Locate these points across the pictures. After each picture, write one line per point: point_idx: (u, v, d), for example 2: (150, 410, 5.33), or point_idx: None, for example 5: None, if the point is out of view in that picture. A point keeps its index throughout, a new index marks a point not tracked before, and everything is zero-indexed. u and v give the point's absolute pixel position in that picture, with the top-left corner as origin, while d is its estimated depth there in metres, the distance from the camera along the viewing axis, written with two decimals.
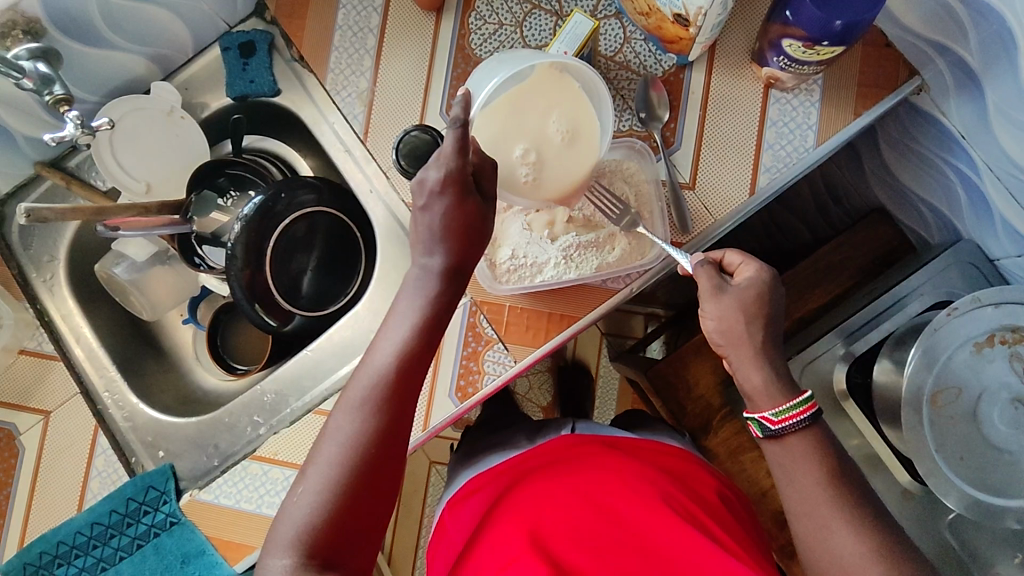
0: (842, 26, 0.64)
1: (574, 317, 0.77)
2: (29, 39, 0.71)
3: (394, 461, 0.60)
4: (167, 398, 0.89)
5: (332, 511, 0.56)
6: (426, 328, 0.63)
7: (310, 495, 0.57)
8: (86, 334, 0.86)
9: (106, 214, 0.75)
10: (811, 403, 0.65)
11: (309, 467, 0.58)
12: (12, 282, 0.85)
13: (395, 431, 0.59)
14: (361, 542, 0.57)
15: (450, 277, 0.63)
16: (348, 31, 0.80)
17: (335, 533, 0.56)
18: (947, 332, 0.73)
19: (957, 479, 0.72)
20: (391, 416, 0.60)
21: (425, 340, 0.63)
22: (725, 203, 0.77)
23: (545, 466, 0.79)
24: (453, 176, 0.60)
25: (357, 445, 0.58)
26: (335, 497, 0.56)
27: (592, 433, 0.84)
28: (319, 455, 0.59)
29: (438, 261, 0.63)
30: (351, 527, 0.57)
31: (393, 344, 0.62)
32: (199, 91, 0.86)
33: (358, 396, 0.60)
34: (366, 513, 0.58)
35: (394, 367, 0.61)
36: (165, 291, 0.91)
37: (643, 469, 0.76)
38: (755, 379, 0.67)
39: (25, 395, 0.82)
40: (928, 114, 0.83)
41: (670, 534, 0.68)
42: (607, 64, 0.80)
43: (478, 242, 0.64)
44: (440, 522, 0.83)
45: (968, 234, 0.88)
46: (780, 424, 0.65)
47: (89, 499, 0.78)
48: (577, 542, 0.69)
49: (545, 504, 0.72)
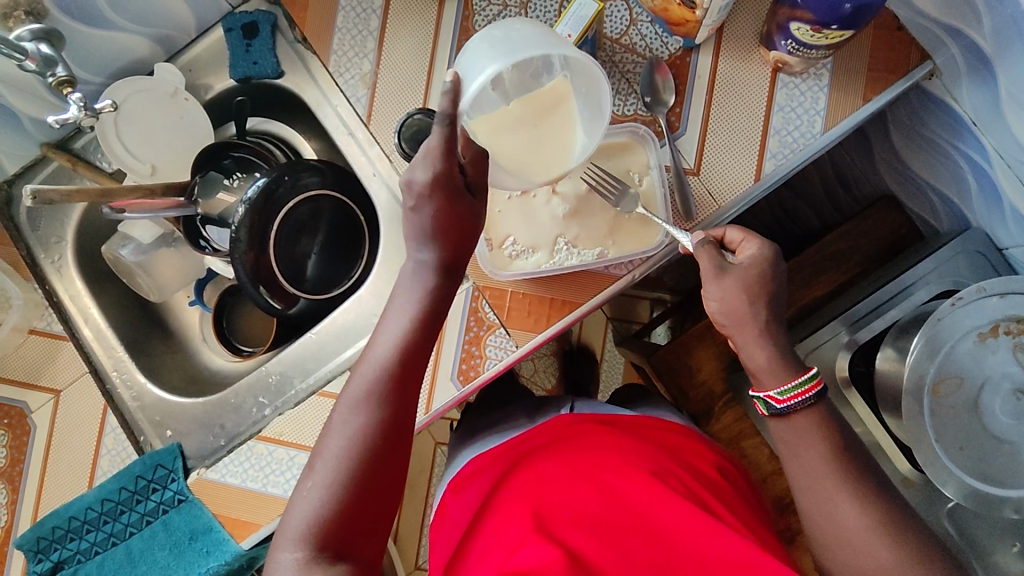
0: (851, 9, 0.62)
1: (576, 304, 0.77)
2: (31, 20, 0.70)
3: (400, 453, 0.60)
4: (175, 379, 0.90)
5: (341, 503, 0.57)
6: (426, 320, 0.63)
7: (317, 491, 0.57)
8: (94, 316, 0.87)
9: (112, 196, 0.76)
10: (815, 382, 0.65)
11: (315, 462, 0.59)
12: (20, 262, 0.86)
13: (398, 422, 0.60)
14: (370, 531, 0.58)
15: (445, 272, 0.64)
16: (350, 12, 0.79)
17: (345, 523, 0.56)
18: (949, 322, 0.72)
19: (957, 467, 0.72)
20: (396, 405, 0.60)
21: (424, 332, 0.64)
22: (729, 189, 0.77)
23: (540, 449, 0.79)
24: (441, 180, 0.59)
25: (363, 439, 0.58)
26: (343, 490, 0.57)
27: (589, 414, 0.85)
28: (324, 449, 0.59)
29: (431, 254, 0.63)
30: (359, 520, 0.57)
31: (393, 336, 0.63)
32: (202, 73, 0.85)
33: (362, 390, 0.60)
34: (375, 505, 0.58)
35: (394, 360, 0.62)
36: (171, 273, 0.91)
37: (640, 447, 0.77)
38: (760, 358, 0.66)
39: (34, 373, 0.83)
40: (939, 100, 0.81)
41: (667, 511, 0.68)
42: (612, 47, 0.79)
43: (476, 229, 0.64)
44: (442, 506, 0.85)
45: (977, 222, 0.87)
46: (786, 403, 0.65)
47: (99, 476, 0.80)
48: (579, 523, 0.69)
49: (545, 487, 0.72)
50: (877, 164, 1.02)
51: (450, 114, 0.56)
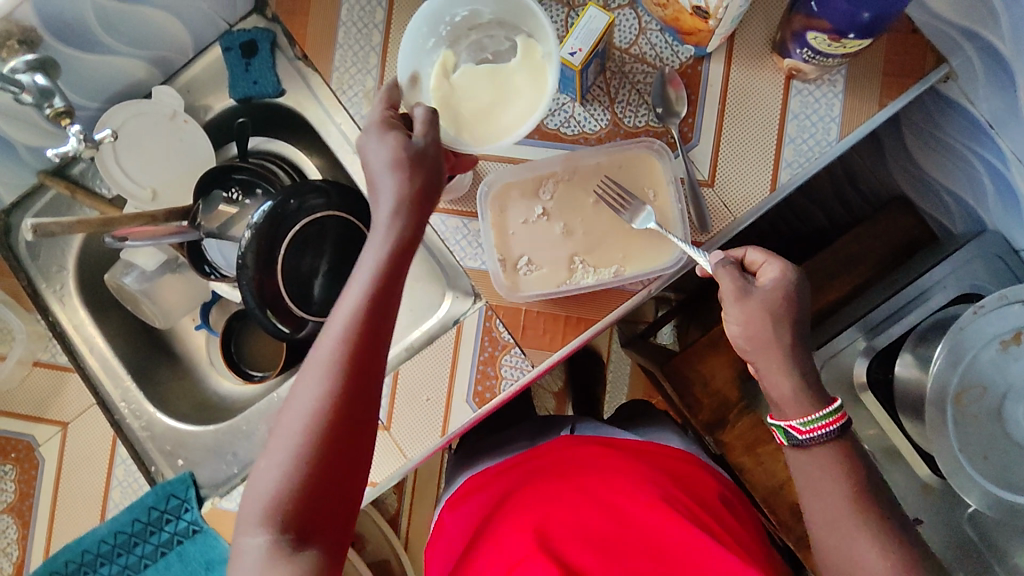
0: (870, 18, 0.61)
1: (591, 320, 0.76)
2: (25, 50, 0.67)
3: (361, 422, 0.55)
4: (183, 406, 0.89)
5: (301, 484, 0.52)
6: (387, 276, 0.57)
7: (274, 468, 0.53)
8: (99, 345, 0.85)
9: (113, 225, 0.74)
10: (839, 414, 0.64)
11: (273, 437, 0.55)
12: (21, 293, 0.83)
13: (357, 390, 0.55)
14: (336, 507, 0.54)
15: (406, 223, 0.58)
16: (352, 27, 0.77)
17: (302, 502, 0.52)
18: (972, 331, 0.71)
19: (981, 477, 0.72)
20: (355, 369, 0.55)
21: (388, 289, 0.57)
22: (745, 200, 0.75)
23: (540, 469, 0.78)
24: (378, 121, 0.60)
25: (318, 411, 0.53)
26: (298, 468, 0.52)
27: (590, 434, 0.84)
28: (282, 422, 0.55)
29: (388, 194, 0.58)
30: (320, 496, 0.53)
31: (352, 298, 0.56)
32: (201, 93, 0.84)
33: (318, 357, 0.55)
34: (335, 480, 0.54)
35: (353, 322, 0.55)
36: (176, 297, 0.89)
37: (645, 471, 0.76)
38: (784, 388, 0.65)
39: (40, 406, 0.82)
40: (955, 102, 0.80)
41: (678, 533, 0.69)
42: (622, 57, 0.77)
43: (435, 170, 0.59)
44: (438, 522, 0.84)
45: (993, 224, 0.86)
46: (807, 434, 0.64)
47: (111, 508, 0.79)
48: (586, 542, 0.70)
49: (551, 512, 0.72)
50: (887, 163, 1.00)
51: (428, 112, 0.60)
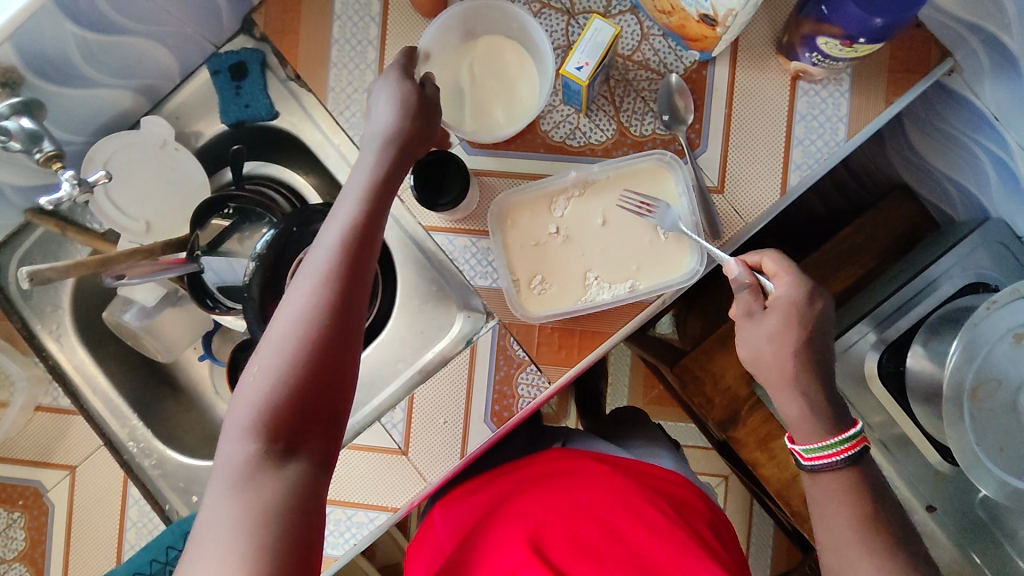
0: (881, 24, 0.60)
1: (607, 333, 0.74)
2: (8, 92, 0.65)
3: (354, 335, 0.53)
4: (194, 440, 0.86)
5: (292, 392, 0.49)
6: (381, 195, 0.56)
7: (262, 377, 0.50)
8: (102, 384, 0.83)
9: (111, 263, 0.71)
10: (849, 445, 0.64)
11: (261, 348, 0.52)
12: (17, 336, 0.81)
13: (353, 299, 0.52)
14: (327, 419, 0.51)
15: (400, 147, 0.58)
16: (345, 43, 0.74)
17: (295, 409, 0.49)
18: (986, 326, 0.72)
19: (998, 469, 0.72)
20: (350, 279, 0.53)
21: (381, 207, 0.56)
22: (757, 205, 0.74)
23: (536, 483, 0.78)
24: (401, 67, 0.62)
25: (312, 318, 0.51)
26: (290, 374, 0.49)
27: (581, 449, 0.83)
28: (270, 333, 0.52)
29: (394, 127, 0.58)
30: (313, 404, 0.50)
31: (345, 214, 0.55)
32: (191, 119, 0.81)
33: (313, 267, 0.53)
34: (328, 390, 0.51)
35: (348, 235, 0.54)
36: (181, 331, 0.86)
37: (644, 493, 0.76)
38: (792, 409, 0.67)
39: (45, 451, 0.80)
40: (958, 94, 0.81)
41: (687, 548, 0.70)
42: (625, 65, 0.76)
43: (431, 108, 0.60)
44: (428, 522, 0.84)
45: (995, 212, 0.87)
46: (811, 461, 0.65)
47: (127, 550, 0.77)
48: (578, 552, 0.70)
49: (546, 528, 0.72)
50: (886, 152, 1.00)
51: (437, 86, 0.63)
